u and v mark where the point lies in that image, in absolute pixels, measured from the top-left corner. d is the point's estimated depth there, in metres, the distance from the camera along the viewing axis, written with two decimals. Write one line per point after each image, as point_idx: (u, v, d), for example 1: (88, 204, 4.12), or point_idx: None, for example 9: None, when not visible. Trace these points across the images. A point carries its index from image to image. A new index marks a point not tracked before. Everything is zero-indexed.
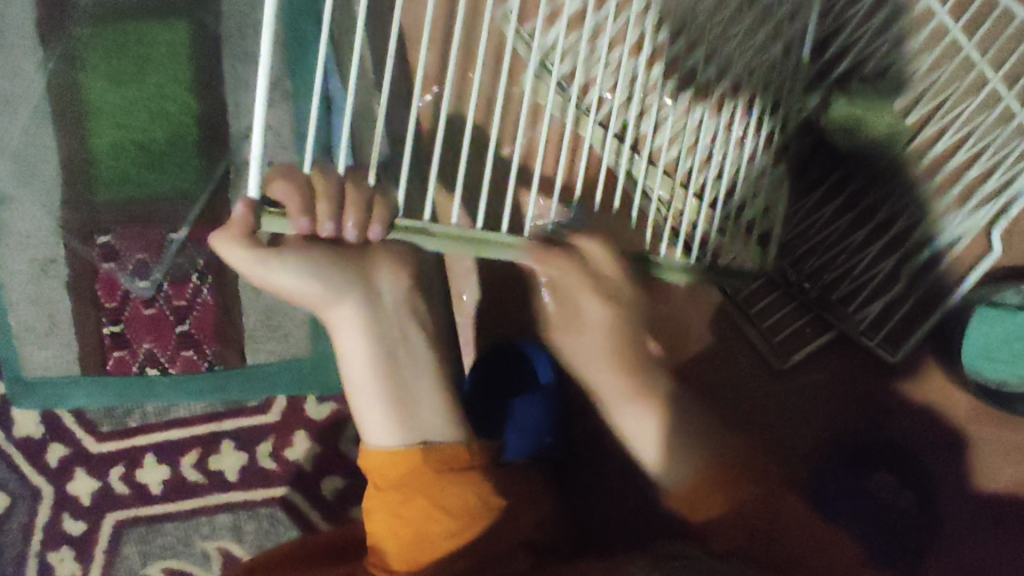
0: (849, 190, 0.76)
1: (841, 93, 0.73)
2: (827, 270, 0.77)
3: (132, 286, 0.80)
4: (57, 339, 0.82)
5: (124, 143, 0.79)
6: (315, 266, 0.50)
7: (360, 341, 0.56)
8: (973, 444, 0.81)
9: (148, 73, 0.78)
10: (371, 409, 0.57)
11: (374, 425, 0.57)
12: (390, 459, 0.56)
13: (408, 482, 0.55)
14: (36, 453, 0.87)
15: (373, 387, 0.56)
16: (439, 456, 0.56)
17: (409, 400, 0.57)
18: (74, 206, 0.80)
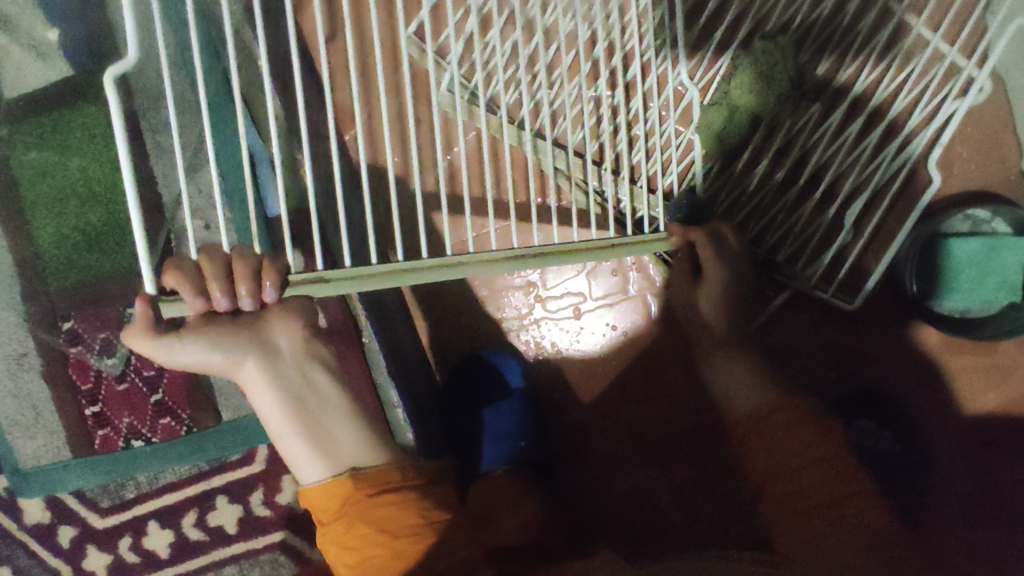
0: (773, 151, 0.76)
1: (745, 56, 0.72)
2: (769, 232, 0.78)
3: (100, 365, 0.83)
4: (43, 427, 0.85)
5: (64, 231, 0.81)
6: (211, 337, 0.54)
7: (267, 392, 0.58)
8: (952, 373, 0.80)
9: (72, 161, 0.80)
10: (300, 455, 0.58)
11: (300, 466, 0.58)
12: (326, 493, 0.57)
13: (346, 510, 0.56)
14: (47, 538, 0.91)
15: (293, 434, 0.58)
16: (369, 481, 0.57)
17: (333, 438, 0.59)
18: (33, 299, 0.83)
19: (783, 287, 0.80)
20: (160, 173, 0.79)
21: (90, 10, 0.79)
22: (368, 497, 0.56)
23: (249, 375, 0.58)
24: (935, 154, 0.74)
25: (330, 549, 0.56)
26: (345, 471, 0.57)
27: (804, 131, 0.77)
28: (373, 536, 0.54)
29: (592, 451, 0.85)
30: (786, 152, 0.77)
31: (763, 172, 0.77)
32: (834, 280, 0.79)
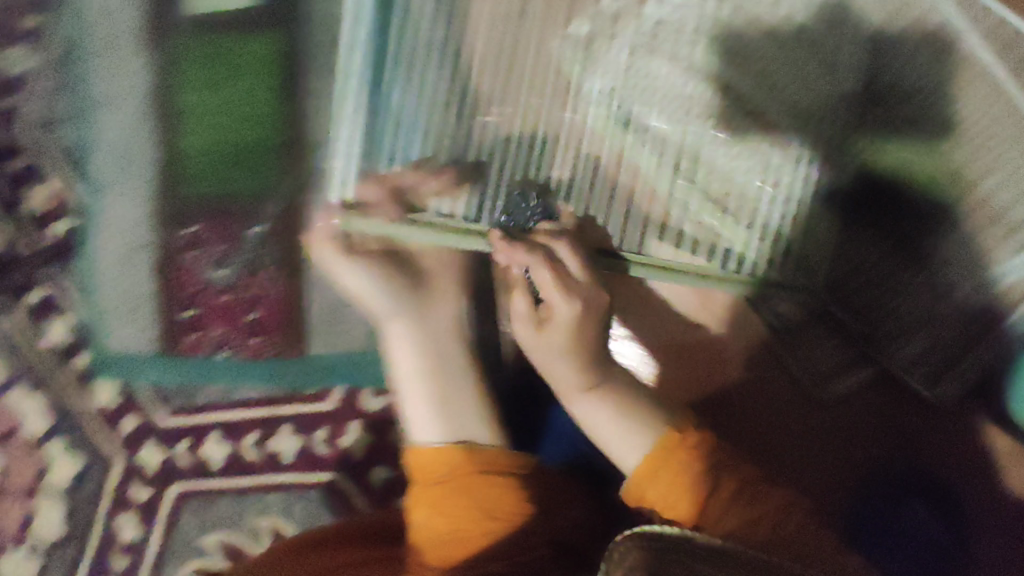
0: (896, 233, 0.75)
1: (892, 131, 0.72)
2: (872, 309, 0.77)
3: (209, 274, 0.87)
4: (138, 318, 0.90)
5: (215, 144, 0.86)
6: (384, 278, 0.64)
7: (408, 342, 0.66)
8: (1011, 482, 0.82)
9: (241, 79, 0.86)
10: (420, 405, 0.63)
11: (421, 420, 0.62)
12: (437, 456, 0.60)
13: (454, 478, 0.59)
14: (113, 422, 0.96)
15: (421, 386, 0.64)
16: (482, 457, 0.61)
17: (454, 399, 0.64)
18: (165, 199, 0.88)
19: (870, 365, 0.81)
20: (317, 112, 0.84)
21: None
22: (478, 474, 0.59)
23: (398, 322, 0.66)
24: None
25: (423, 506, 0.58)
26: (462, 440, 0.61)
27: (947, 219, 0.74)
28: (474, 512, 0.57)
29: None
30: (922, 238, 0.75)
31: (883, 249, 0.75)
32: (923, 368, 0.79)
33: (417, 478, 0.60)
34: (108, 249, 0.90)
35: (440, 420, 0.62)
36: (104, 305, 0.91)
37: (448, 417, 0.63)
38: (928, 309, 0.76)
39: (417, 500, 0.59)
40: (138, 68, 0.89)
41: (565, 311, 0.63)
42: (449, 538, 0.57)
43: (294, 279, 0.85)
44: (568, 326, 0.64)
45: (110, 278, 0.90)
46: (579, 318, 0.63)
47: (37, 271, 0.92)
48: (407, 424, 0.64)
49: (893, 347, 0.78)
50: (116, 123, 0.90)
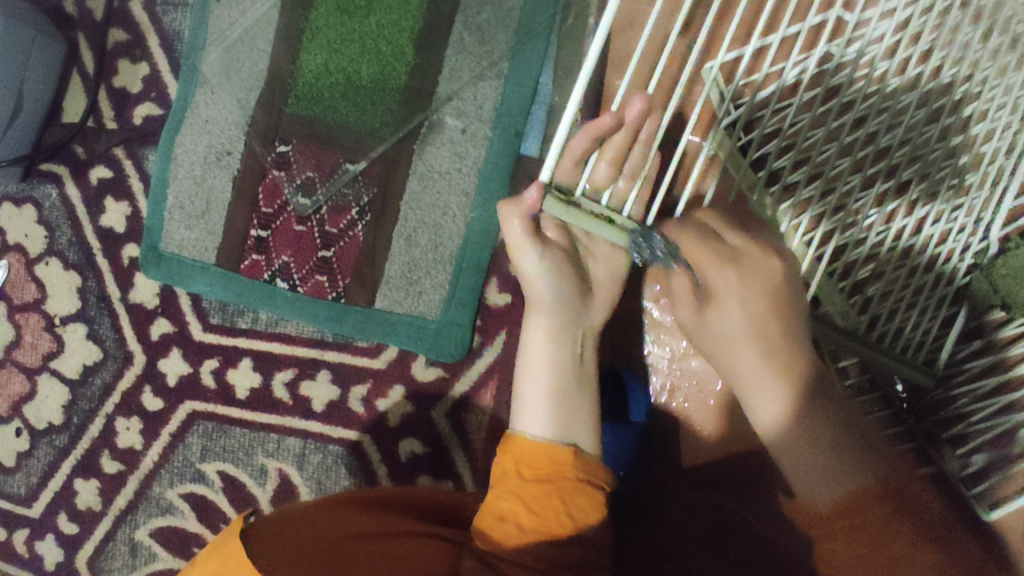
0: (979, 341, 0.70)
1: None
2: (940, 407, 0.71)
3: (292, 199, 0.83)
4: (204, 223, 0.87)
5: (331, 68, 0.83)
6: (554, 272, 0.58)
7: (544, 351, 0.60)
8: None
9: (373, 12, 0.81)
10: (535, 401, 0.58)
11: (532, 418, 0.58)
12: (540, 449, 0.56)
13: (555, 482, 0.55)
14: (142, 322, 0.90)
15: (544, 391, 0.59)
16: (582, 465, 0.56)
17: (573, 407, 0.58)
18: (264, 112, 0.84)
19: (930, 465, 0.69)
20: (448, 66, 0.80)
21: None
22: (579, 483, 0.55)
23: (537, 322, 0.60)
24: None
25: (512, 500, 0.55)
26: (570, 444, 0.57)
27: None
28: (566, 521, 0.54)
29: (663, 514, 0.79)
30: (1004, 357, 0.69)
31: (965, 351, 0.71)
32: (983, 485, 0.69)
33: (513, 467, 0.56)
34: (192, 145, 0.86)
35: (553, 427, 0.57)
36: (170, 201, 0.87)
37: (562, 423, 0.58)
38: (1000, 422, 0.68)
39: (505, 480, 0.56)
40: None
41: (725, 287, 0.57)
42: (531, 542, 0.53)
43: (379, 227, 0.81)
44: (742, 291, 0.56)
45: (185, 176, 0.87)
46: (739, 291, 0.56)
47: (116, 148, 0.91)
48: (513, 418, 0.60)
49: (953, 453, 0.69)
50: (237, 21, 0.86)
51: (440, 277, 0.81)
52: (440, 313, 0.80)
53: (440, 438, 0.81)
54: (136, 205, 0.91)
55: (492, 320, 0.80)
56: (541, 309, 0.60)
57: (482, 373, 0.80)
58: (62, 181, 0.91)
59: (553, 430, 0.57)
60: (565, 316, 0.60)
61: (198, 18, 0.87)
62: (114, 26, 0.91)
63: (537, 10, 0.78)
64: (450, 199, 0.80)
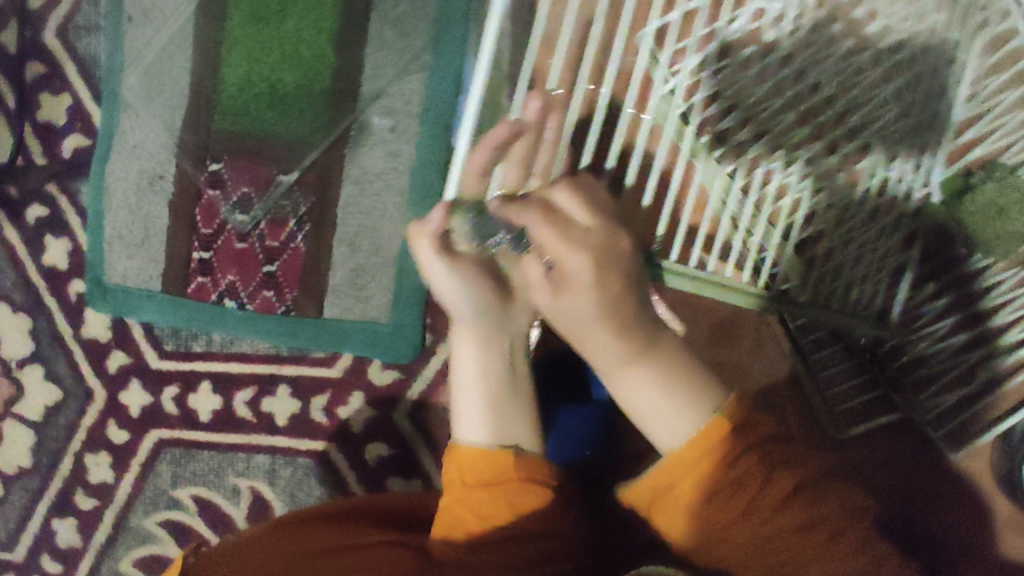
0: (944, 281, 0.74)
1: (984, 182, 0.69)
2: (905, 353, 0.75)
3: (229, 217, 0.82)
4: (145, 251, 0.85)
5: (254, 78, 0.81)
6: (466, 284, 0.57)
7: (469, 358, 0.59)
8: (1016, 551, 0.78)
9: (290, 17, 0.81)
10: (472, 407, 0.58)
11: (470, 420, 0.58)
12: (480, 458, 0.57)
13: (495, 486, 0.56)
14: (97, 356, 0.89)
15: (478, 392, 0.59)
16: (523, 464, 0.57)
17: (508, 406, 0.58)
18: (191, 131, 0.83)
19: (894, 408, 0.78)
20: (370, 65, 0.79)
21: None
22: (522, 484, 0.56)
23: (461, 334, 0.60)
24: None
25: (461, 512, 0.56)
26: (511, 444, 0.57)
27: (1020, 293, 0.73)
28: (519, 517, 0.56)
29: (636, 483, 0.84)
30: (960, 297, 0.74)
31: (929, 297, 0.75)
32: (947, 423, 0.76)
33: (456, 480, 0.57)
34: (122, 172, 0.85)
35: (489, 424, 0.58)
36: (108, 232, 0.86)
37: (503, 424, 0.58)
38: (958, 360, 0.75)
39: (453, 494, 0.57)
40: None
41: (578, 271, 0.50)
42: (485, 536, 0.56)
43: (319, 236, 0.80)
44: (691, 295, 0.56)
45: (120, 205, 0.85)
46: (596, 283, 0.49)
47: (48, 184, 0.89)
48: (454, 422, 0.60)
49: (919, 397, 0.76)
50: (151, 40, 0.84)
51: (386, 280, 0.80)
52: (390, 316, 0.80)
53: (406, 439, 0.81)
54: (77, 239, 0.89)
55: (444, 317, 0.80)
56: (461, 320, 0.59)
57: (440, 371, 0.80)
58: None
59: (490, 430, 0.57)
60: (490, 325, 0.58)
61: (114, 43, 0.85)
62: (30, 58, 0.89)
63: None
64: (388, 200, 0.79)
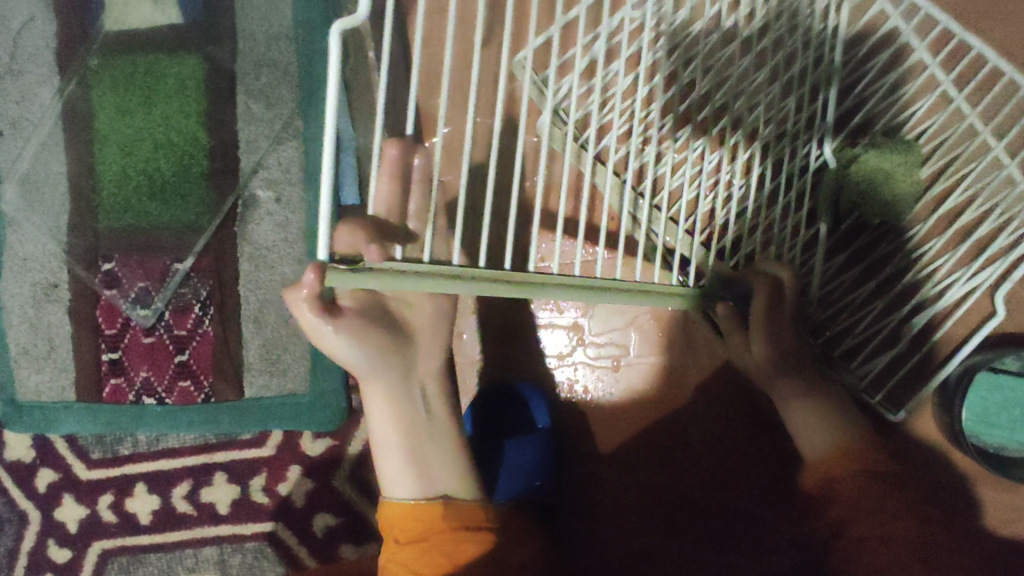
0: (854, 247, 0.74)
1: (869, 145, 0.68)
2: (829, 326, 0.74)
3: (131, 314, 0.80)
4: (53, 363, 0.83)
5: (131, 172, 0.80)
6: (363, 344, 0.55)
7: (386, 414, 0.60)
8: (980, 509, 0.75)
9: (155, 106, 0.80)
10: (399, 470, 0.61)
11: (396, 478, 0.61)
12: (411, 513, 0.61)
13: (429, 537, 0.60)
14: (25, 477, 0.86)
15: (400, 450, 0.61)
16: (457, 513, 0.61)
17: (431, 454, 0.62)
18: (79, 235, 0.81)
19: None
20: (244, 139, 0.79)
21: None
22: (455, 531, 0.60)
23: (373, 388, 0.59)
24: (993, 323, 0.72)
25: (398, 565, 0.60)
26: (439, 495, 0.61)
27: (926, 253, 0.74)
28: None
29: (597, 506, 0.83)
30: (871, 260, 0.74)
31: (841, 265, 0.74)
32: (882, 388, 0.75)
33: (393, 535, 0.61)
34: (15, 288, 0.83)
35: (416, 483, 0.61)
36: (12, 350, 0.83)
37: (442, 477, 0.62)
38: (882, 324, 0.74)
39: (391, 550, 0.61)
40: (48, 88, 0.82)
41: None
42: None
43: (225, 317, 0.79)
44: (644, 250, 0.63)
45: (18, 320, 0.83)
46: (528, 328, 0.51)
47: None
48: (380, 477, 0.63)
49: (852, 367, 0.74)
50: (22, 149, 0.83)
51: (300, 349, 0.79)
52: (309, 385, 0.79)
53: (350, 503, 0.80)
54: None
55: None
56: (369, 379, 0.58)
57: None
58: None
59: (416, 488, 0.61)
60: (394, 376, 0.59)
61: None
62: None
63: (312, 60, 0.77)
64: (285, 270, 0.78)
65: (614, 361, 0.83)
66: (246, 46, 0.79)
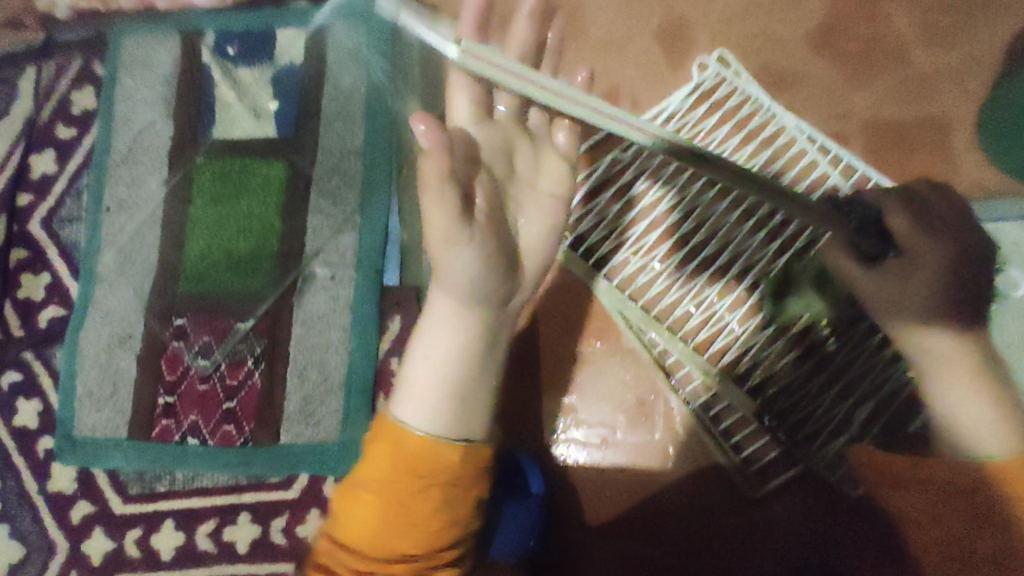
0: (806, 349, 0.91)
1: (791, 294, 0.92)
2: (790, 412, 0.91)
3: (193, 363, 0.94)
4: (113, 403, 0.95)
5: (211, 248, 0.98)
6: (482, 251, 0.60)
7: (441, 337, 0.63)
8: None
9: (242, 198, 0.99)
10: (426, 400, 0.60)
11: (417, 407, 0.60)
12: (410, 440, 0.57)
13: (417, 463, 0.57)
14: (61, 509, 0.95)
15: (439, 373, 0.62)
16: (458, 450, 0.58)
17: (468, 392, 0.62)
18: (159, 295, 0.97)
19: (795, 463, 0.91)
20: (311, 228, 0.97)
21: (307, 96, 1.02)
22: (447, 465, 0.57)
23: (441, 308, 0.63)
24: None
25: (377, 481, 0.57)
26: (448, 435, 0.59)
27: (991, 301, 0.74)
28: (427, 518, 0.56)
29: (582, 572, 0.94)
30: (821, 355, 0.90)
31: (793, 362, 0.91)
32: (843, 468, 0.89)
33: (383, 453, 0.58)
34: (94, 335, 0.97)
35: (435, 412, 0.60)
36: (79, 389, 0.96)
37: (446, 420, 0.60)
38: (835, 412, 0.90)
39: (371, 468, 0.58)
40: (156, 178, 1.02)
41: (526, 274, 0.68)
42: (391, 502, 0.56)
43: (273, 372, 0.93)
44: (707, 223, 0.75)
45: (91, 363, 0.96)
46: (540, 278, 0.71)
47: (24, 352, 1.00)
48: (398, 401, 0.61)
49: (813, 448, 0.90)
50: (125, 223, 1.01)
51: (333, 404, 0.92)
52: (338, 436, 0.91)
53: None
54: (48, 399, 0.98)
55: None
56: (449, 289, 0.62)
57: None
58: None
59: (431, 414, 0.59)
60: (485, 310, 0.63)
61: (92, 228, 1.01)
62: (16, 247, 1.04)
63: (374, 172, 0.98)
64: (331, 335, 0.93)
65: (602, 439, 0.96)
66: (323, 158, 0.99)
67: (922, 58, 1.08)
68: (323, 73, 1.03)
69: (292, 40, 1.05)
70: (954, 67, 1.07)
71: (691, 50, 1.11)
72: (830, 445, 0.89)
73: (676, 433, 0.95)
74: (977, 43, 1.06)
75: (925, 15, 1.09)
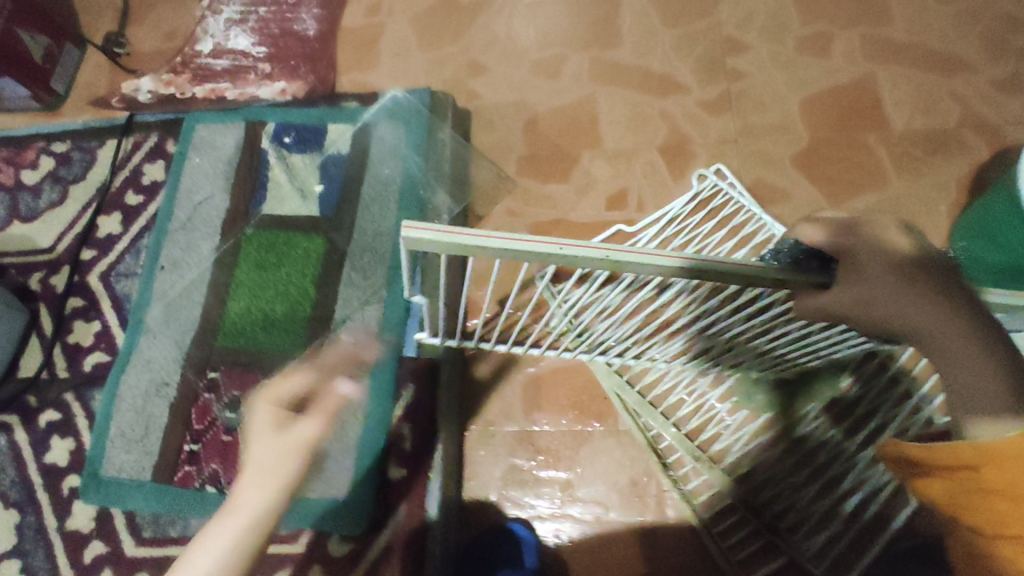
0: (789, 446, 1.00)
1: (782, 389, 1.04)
2: (776, 501, 0.97)
3: (220, 415, 1.02)
4: (141, 446, 1.01)
5: (251, 310, 1.08)
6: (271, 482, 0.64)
7: (249, 504, 0.62)
8: None
9: (284, 266, 1.10)
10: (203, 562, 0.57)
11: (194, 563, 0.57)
12: None
13: None
14: (76, 546, 0.99)
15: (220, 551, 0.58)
16: None
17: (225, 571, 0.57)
18: (197, 349, 1.06)
19: (780, 552, 0.96)
20: (341, 298, 1.07)
21: (349, 182, 1.16)
22: None
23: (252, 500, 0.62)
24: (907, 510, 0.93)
25: None
26: None
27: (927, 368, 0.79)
28: None
29: None
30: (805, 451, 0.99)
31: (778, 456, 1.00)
32: (826, 560, 0.94)
33: None
34: (133, 381, 1.05)
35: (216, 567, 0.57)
36: (112, 431, 1.02)
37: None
38: (815, 506, 0.96)
39: None
40: (209, 243, 1.14)
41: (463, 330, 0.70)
42: None
43: None
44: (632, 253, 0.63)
45: (126, 407, 1.03)
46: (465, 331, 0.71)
47: (66, 392, 1.08)
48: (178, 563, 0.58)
49: (795, 539, 0.95)
50: (175, 282, 1.12)
51: None
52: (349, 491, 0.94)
53: None
54: (80, 438, 1.06)
55: (393, 492, 0.99)
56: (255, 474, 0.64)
57: (388, 540, 0.96)
58: (11, 428, 1.06)
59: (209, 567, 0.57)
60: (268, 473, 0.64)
61: (144, 283, 1.11)
62: (73, 296, 1.15)
63: (403, 252, 1.09)
64: None
65: (595, 517, 1.02)
66: (359, 237, 1.11)
67: (900, 184, 1.21)
68: (365, 164, 1.17)
69: (341, 134, 1.20)
70: (929, 194, 1.20)
71: (690, 164, 1.25)
72: (811, 538, 0.95)
73: (667, 515, 1.01)
74: (943, 177, 1.21)
75: (898, 150, 1.24)
